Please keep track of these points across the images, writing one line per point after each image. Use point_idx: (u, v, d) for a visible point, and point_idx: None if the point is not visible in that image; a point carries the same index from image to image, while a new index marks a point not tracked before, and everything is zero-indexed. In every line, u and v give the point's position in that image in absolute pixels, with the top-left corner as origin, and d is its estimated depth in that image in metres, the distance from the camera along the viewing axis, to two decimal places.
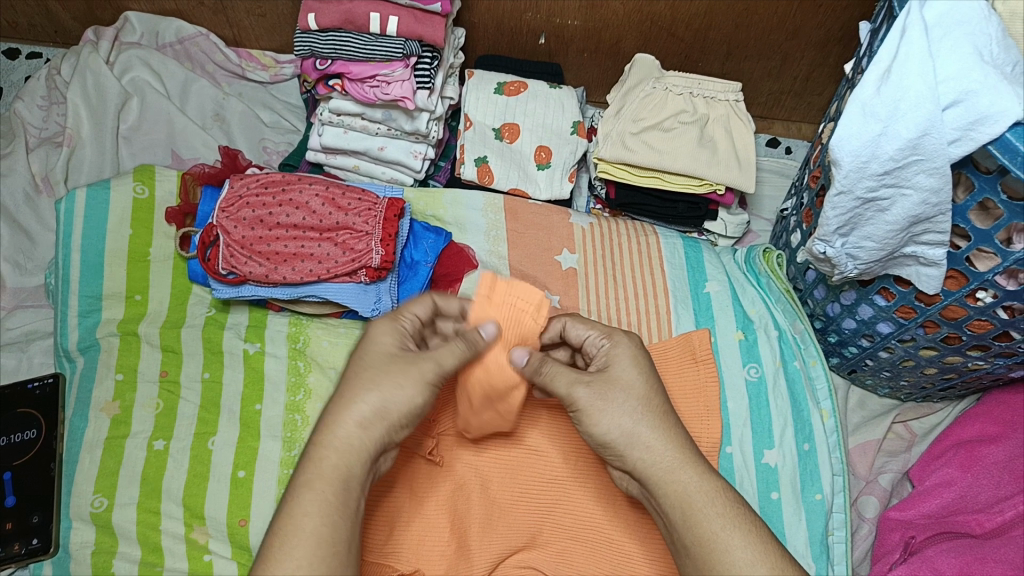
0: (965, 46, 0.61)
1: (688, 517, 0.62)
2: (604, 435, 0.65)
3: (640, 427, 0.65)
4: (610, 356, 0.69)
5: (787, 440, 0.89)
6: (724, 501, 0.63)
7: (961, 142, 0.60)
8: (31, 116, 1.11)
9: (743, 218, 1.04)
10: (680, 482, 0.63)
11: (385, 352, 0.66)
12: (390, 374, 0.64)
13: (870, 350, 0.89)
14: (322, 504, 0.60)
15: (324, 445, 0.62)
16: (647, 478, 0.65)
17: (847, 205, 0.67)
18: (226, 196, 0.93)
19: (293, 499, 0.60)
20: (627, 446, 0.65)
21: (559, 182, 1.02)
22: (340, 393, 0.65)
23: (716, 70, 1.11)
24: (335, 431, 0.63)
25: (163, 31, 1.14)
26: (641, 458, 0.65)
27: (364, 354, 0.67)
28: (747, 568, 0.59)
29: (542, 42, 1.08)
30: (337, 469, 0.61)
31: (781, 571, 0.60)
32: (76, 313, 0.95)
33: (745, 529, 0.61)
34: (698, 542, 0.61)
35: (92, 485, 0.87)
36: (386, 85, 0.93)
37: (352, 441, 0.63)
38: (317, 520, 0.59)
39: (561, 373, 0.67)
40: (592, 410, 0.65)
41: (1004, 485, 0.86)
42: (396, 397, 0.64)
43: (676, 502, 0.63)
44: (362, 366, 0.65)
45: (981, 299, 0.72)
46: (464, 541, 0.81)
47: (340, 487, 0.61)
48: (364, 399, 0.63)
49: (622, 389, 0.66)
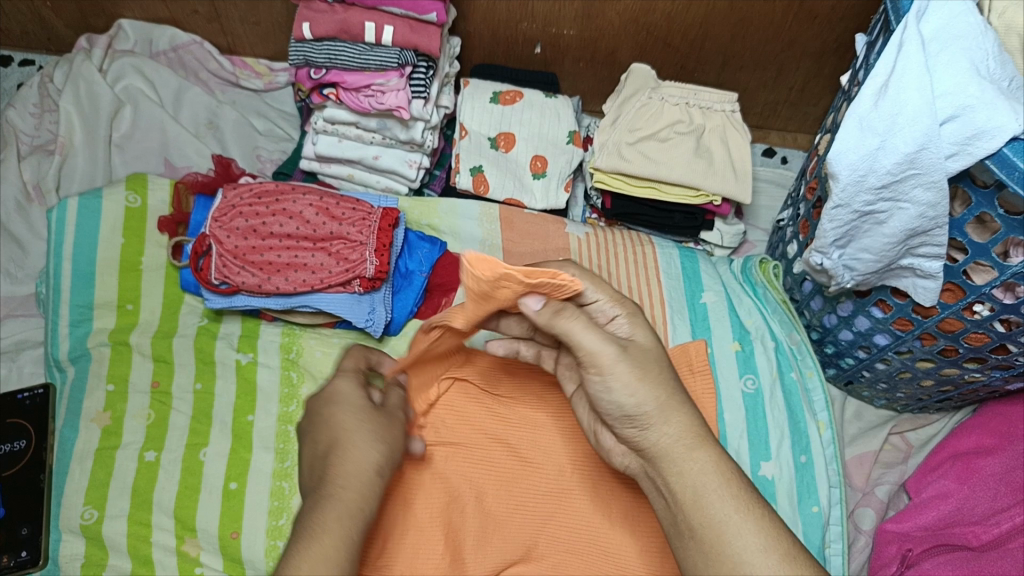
0: (962, 61, 0.62)
1: (699, 499, 0.60)
2: (637, 408, 0.61)
3: (673, 403, 0.62)
4: (634, 329, 0.65)
5: (784, 452, 0.88)
6: (738, 484, 0.61)
7: (958, 157, 0.60)
8: (23, 123, 1.10)
9: (740, 229, 1.04)
10: (695, 463, 0.61)
11: (364, 404, 0.67)
12: (379, 424, 0.66)
13: (867, 362, 0.89)
14: (348, 537, 0.58)
15: (341, 484, 0.60)
16: (661, 456, 0.62)
17: (844, 218, 0.67)
18: (218, 205, 0.92)
19: (317, 533, 0.57)
20: (658, 420, 0.62)
21: (555, 191, 1.01)
22: (334, 442, 0.63)
23: (711, 80, 1.10)
24: (349, 470, 0.61)
25: (157, 39, 1.13)
26: (669, 434, 0.61)
27: (342, 405, 0.66)
28: (759, 554, 0.57)
29: (538, 51, 1.08)
30: (354, 509, 0.60)
31: (792, 560, 0.57)
32: (66, 323, 0.94)
33: (757, 515, 0.59)
34: (706, 524, 0.59)
35: (81, 497, 0.85)
36: (381, 95, 0.92)
37: (367, 480, 0.62)
38: (342, 555, 0.57)
39: (590, 330, 0.60)
40: (630, 378, 0.61)
41: (1000, 497, 0.86)
42: (392, 449, 0.65)
43: (688, 483, 0.61)
44: (349, 415, 0.65)
45: (978, 312, 0.72)
46: (458, 555, 0.80)
47: (360, 527, 0.59)
48: (368, 446, 0.63)
49: (655, 360, 0.63)
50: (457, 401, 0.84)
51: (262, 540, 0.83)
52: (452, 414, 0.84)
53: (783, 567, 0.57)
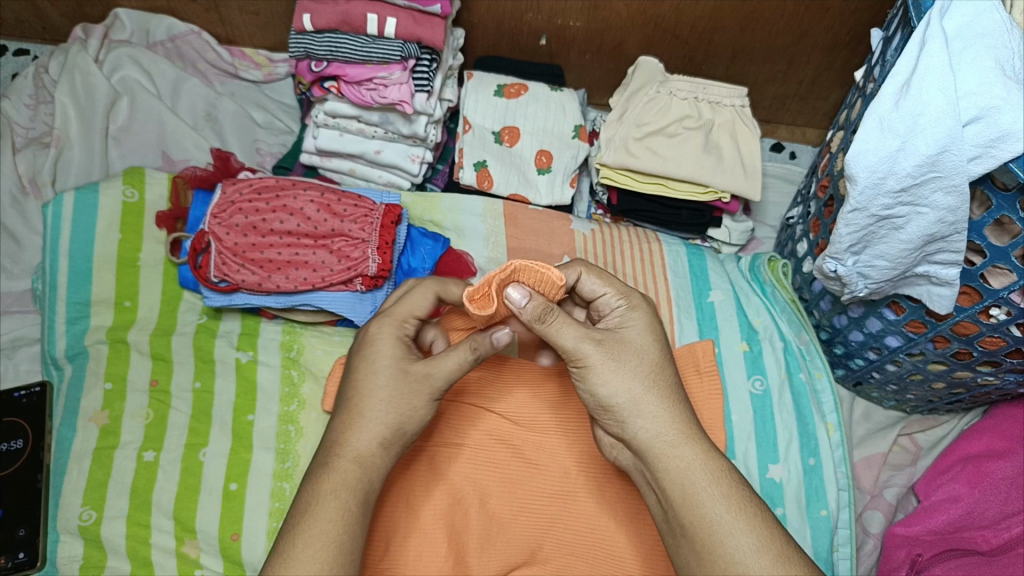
0: (986, 60, 0.60)
1: (689, 497, 0.59)
2: (608, 398, 0.62)
3: (648, 395, 0.62)
4: (624, 320, 0.66)
5: (793, 454, 0.87)
6: (729, 482, 0.59)
7: (981, 160, 0.59)
8: (18, 114, 1.07)
9: (748, 226, 1.01)
10: (681, 459, 0.60)
11: (391, 364, 0.65)
12: (402, 388, 0.64)
13: (878, 363, 0.87)
14: (345, 512, 0.59)
15: (344, 456, 0.62)
16: (645, 451, 0.61)
17: (861, 222, 0.66)
18: (217, 201, 0.91)
19: (314, 504, 0.59)
20: (631, 412, 0.62)
21: (560, 187, 0.99)
22: (351, 407, 0.65)
23: (720, 73, 1.08)
24: (356, 443, 0.63)
25: (154, 29, 1.11)
26: (645, 428, 0.61)
27: (369, 363, 0.66)
28: (752, 554, 0.56)
29: (543, 42, 1.05)
30: (350, 481, 0.61)
31: (787, 561, 0.55)
32: (63, 320, 0.92)
33: (750, 513, 0.58)
34: (697, 523, 0.58)
35: (80, 497, 0.84)
36: (383, 88, 0.90)
37: (372, 456, 0.63)
38: (338, 528, 0.58)
39: (568, 327, 0.62)
40: (602, 369, 0.62)
41: (1011, 501, 0.84)
42: (411, 417, 0.64)
43: (676, 480, 0.60)
44: (370, 376, 0.65)
45: (995, 316, 0.71)
46: (461, 557, 0.78)
47: (358, 498, 0.61)
48: (381, 417, 0.63)
49: (634, 352, 0.63)
50: (459, 401, 0.83)
51: (263, 542, 0.82)
52: (455, 415, 0.83)
53: (776, 568, 0.55)
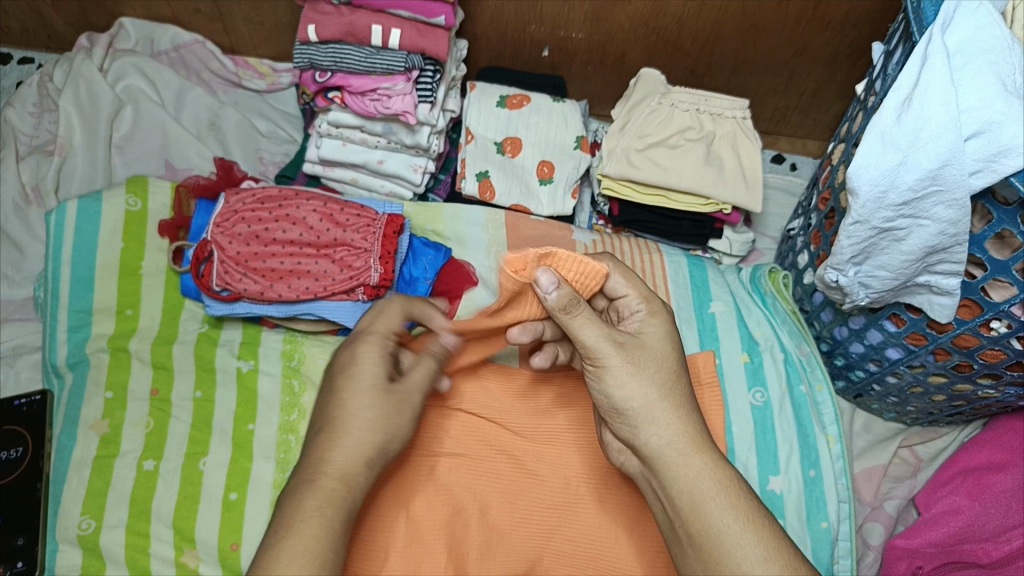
0: (987, 75, 0.60)
1: (697, 506, 0.59)
2: (622, 402, 0.62)
3: (662, 403, 0.61)
4: (644, 326, 0.65)
5: (793, 467, 0.87)
6: (737, 492, 0.59)
7: (982, 174, 0.60)
8: (22, 122, 1.08)
9: (749, 237, 1.02)
10: (689, 467, 0.60)
11: (372, 383, 0.64)
12: (384, 409, 0.64)
13: (878, 375, 0.87)
14: (331, 530, 0.58)
15: (328, 472, 0.61)
16: (654, 459, 0.61)
17: (862, 234, 0.66)
18: (221, 210, 0.91)
19: (296, 521, 0.58)
20: (644, 419, 0.61)
21: (562, 198, 0.99)
22: (331, 421, 0.63)
23: (721, 86, 1.09)
24: (340, 459, 0.61)
25: (159, 38, 1.12)
26: (658, 435, 0.61)
27: (351, 380, 0.64)
28: (760, 564, 0.56)
29: (546, 54, 1.06)
30: (336, 498, 0.60)
31: (794, 572, 0.56)
32: (65, 328, 0.92)
33: (758, 524, 0.58)
34: (704, 532, 0.58)
35: (79, 506, 0.84)
36: (387, 99, 0.91)
37: (357, 473, 0.62)
38: (323, 544, 0.57)
39: (590, 325, 0.61)
40: (619, 372, 0.61)
41: (1012, 514, 0.83)
42: (395, 436, 0.65)
43: (684, 489, 0.59)
44: (352, 394, 0.64)
45: (995, 329, 0.71)
46: (461, 569, 0.78)
47: (343, 516, 0.60)
48: (366, 437, 0.63)
49: (653, 359, 0.63)
50: (460, 411, 0.84)
51: None
52: (456, 425, 0.83)
53: None
